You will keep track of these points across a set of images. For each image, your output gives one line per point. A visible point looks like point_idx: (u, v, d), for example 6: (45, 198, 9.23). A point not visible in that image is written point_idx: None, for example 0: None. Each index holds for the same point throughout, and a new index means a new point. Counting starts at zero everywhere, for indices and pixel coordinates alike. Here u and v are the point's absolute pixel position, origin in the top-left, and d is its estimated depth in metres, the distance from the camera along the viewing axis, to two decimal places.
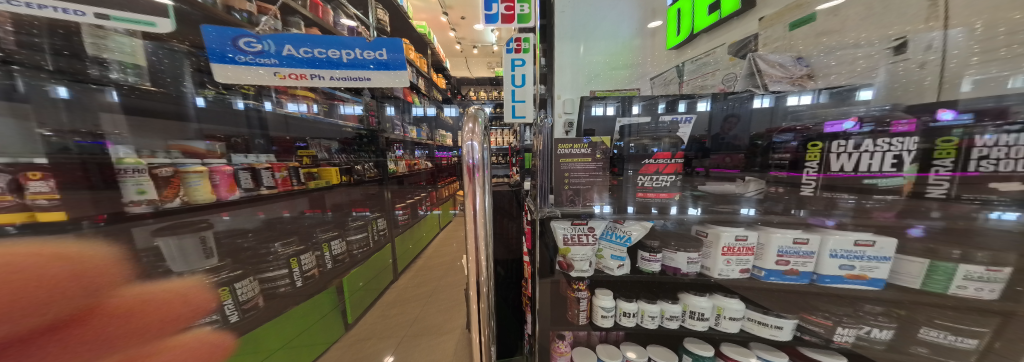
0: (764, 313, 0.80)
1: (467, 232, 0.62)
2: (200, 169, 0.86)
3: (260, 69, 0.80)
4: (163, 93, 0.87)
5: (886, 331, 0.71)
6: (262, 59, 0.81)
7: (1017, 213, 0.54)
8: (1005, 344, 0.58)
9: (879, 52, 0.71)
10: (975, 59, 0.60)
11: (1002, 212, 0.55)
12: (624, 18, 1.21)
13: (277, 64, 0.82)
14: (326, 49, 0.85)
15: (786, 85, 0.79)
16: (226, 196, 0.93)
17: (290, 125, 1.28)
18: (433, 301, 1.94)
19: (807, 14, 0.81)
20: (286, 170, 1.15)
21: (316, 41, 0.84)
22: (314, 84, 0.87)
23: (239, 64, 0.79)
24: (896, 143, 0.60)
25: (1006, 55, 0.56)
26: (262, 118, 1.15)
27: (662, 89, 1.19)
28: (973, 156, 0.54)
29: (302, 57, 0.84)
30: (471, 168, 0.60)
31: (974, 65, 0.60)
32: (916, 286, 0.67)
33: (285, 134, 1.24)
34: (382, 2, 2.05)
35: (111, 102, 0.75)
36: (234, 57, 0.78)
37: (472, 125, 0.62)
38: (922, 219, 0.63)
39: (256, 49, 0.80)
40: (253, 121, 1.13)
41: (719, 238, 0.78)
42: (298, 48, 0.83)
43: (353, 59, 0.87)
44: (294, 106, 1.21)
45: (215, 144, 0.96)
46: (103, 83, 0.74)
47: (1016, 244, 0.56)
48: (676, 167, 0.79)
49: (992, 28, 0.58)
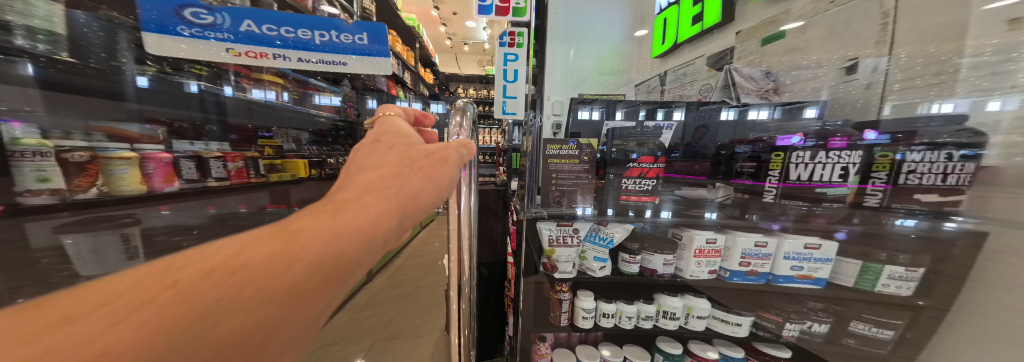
0: (727, 311, 0.86)
1: (450, 231, 0.59)
2: (128, 156, 0.73)
3: (208, 43, 0.77)
4: (94, 67, 0.74)
5: (824, 324, 0.79)
6: (212, 32, 0.77)
7: (916, 220, 0.63)
8: (915, 333, 0.69)
9: (834, 71, 0.79)
10: (898, 86, 0.68)
11: (905, 219, 0.64)
12: (613, 25, 1.39)
13: (229, 39, 0.79)
14: (296, 29, 0.84)
15: (757, 97, 0.88)
16: (163, 187, 0.79)
17: (254, 112, 1.09)
18: (411, 302, 1.86)
19: (778, 31, 0.92)
20: (242, 160, 0.99)
21: (280, 18, 0.82)
22: (274, 63, 0.85)
23: (180, 35, 0.75)
24: (844, 156, 0.66)
25: (921, 84, 0.65)
26: (221, 104, 0.99)
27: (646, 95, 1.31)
28: (903, 170, 0.62)
29: (265, 33, 0.82)
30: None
31: (896, 91, 0.68)
32: (849, 284, 0.74)
33: (246, 122, 1.06)
34: None
35: (27, 76, 0.64)
36: (177, 28, 0.74)
37: (459, 118, 0.59)
38: (846, 224, 0.71)
39: (205, 21, 0.76)
40: (209, 105, 0.96)
41: (692, 241, 0.82)
42: (261, 25, 0.81)
43: (328, 42, 0.88)
44: (259, 93, 1.07)
45: (156, 128, 0.84)
46: (16, 53, 0.62)
47: (923, 248, 0.65)
48: (658, 171, 0.82)
49: (913, 59, 0.66)
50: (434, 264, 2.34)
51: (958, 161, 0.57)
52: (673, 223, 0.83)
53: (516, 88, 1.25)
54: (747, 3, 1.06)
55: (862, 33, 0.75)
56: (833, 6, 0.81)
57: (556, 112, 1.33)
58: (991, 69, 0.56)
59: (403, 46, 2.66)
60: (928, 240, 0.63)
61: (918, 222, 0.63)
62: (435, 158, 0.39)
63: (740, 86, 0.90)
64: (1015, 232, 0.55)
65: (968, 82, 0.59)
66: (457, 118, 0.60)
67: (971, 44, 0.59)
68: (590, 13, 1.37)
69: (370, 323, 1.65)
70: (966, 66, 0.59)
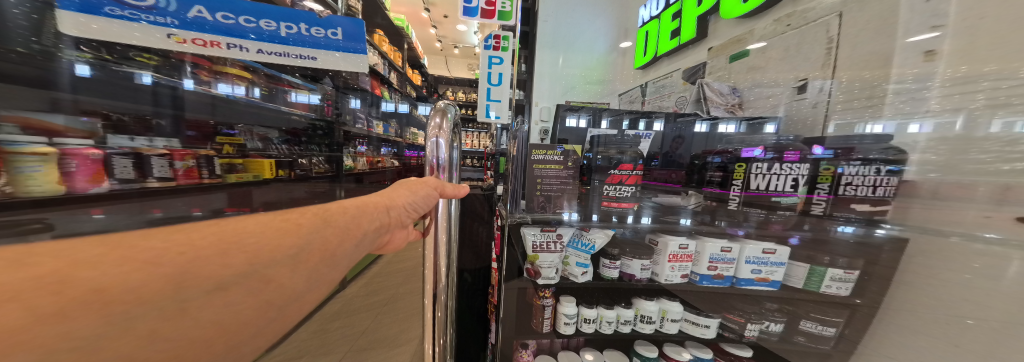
0: (697, 314, 0.89)
1: (439, 234, 0.57)
2: (47, 151, 0.63)
3: (151, 28, 0.74)
4: (20, 51, 0.63)
5: (779, 324, 0.84)
6: (155, 16, 0.75)
7: (854, 227, 0.69)
8: (853, 330, 0.75)
9: (788, 90, 0.88)
10: (840, 106, 0.75)
11: (846, 226, 0.70)
12: (600, 36, 1.48)
13: (175, 25, 0.77)
14: (257, 19, 0.86)
15: (724, 111, 0.98)
16: (84, 188, 0.69)
17: (217, 108, 1.04)
18: (389, 311, 1.77)
19: (743, 50, 1.02)
20: (193, 158, 0.93)
21: (235, 5, 0.82)
22: (227, 52, 0.83)
23: (114, 18, 0.71)
24: (795, 168, 0.72)
25: (858, 105, 0.72)
26: (179, 98, 0.93)
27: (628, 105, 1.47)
28: (842, 182, 0.68)
29: (219, 21, 0.81)
30: (433, 169, 0.58)
31: (839, 111, 0.76)
32: (799, 286, 0.81)
33: (205, 118, 1.00)
34: None
35: None
36: (106, 9, 0.69)
37: (439, 119, 0.58)
38: (798, 231, 0.77)
39: (146, 4, 0.73)
40: (162, 99, 0.89)
41: (667, 247, 0.84)
42: (214, 12, 0.80)
43: (295, 34, 0.90)
44: (225, 87, 1.06)
45: (93, 122, 0.74)
46: None
47: (855, 252, 0.71)
48: (637, 178, 0.84)
49: (852, 82, 0.73)
50: (416, 270, 2.26)
51: (885, 175, 0.64)
52: (652, 229, 0.85)
53: (500, 91, 1.25)
54: (718, 21, 1.14)
55: (810, 56, 0.82)
56: (788, 29, 0.88)
57: (544, 118, 1.39)
58: (911, 95, 0.63)
59: (389, 45, 2.60)
60: (859, 245, 0.70)
61: (855, 229, 0.69)
62: (415, 180, 0.55)
63: (709, 99, 0.97)
64: (929, 238, 0.61)
65: (894, 106, 0.66)
66: (437, 119, 0.58)
67: (896, 72, 0.65)
68: (579, 26, 1.46)
69: (342, 334, 1.54)
70: (892, 91, 0.66)
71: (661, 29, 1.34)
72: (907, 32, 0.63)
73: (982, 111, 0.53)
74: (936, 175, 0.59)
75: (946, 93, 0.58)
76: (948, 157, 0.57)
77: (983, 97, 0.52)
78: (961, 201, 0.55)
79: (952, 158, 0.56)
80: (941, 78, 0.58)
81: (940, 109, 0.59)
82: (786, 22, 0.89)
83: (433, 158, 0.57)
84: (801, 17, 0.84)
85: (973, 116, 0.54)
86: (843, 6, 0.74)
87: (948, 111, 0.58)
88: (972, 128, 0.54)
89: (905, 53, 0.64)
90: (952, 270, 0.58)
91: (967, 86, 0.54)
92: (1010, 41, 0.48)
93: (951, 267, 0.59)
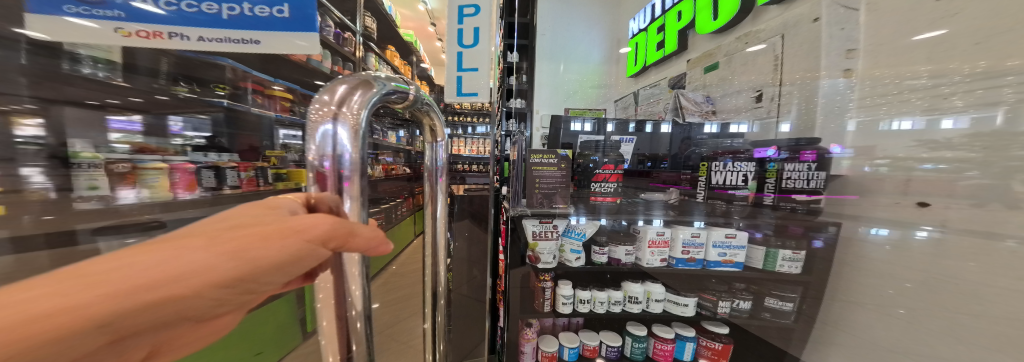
0: (677, 294, 1.00)
1: (320, 292, 0.27)
2: (160, 166, 0.81)
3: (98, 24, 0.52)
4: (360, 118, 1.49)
5: (746, 302, 0.96)
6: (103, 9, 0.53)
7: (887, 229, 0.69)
8: (808, 304, 0.85)
9: (747, 99, 1.02)
10: (855, 105, 0.73)
11: (879, 229, 0.70)
12: (594, 46, 1.67)
13: (125, 18, 0.54)
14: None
15: (698, 117, 1.13)
16: (185, 195, 0.87)
17: None
18: (403, 307, 1.91)
19: (713, 62, 1.18)
20: (253, 170, 1.06)
21: None
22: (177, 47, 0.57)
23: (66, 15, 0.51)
24: (744, 165, 0.87)
25: (872, 103, 0.70)
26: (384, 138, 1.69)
27: (623, 111, 1.63)
28: (783, 176, 0.82)
29: (167, 14, 0.54)
30: (336, 192, 0.25)
31: (856, 109, 0.73)
32: (761, 266, 0.91)
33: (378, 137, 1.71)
34: (372, 9, 2.10)
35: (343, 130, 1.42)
36: (64, 7, 0.51)
37: (349, 92, 0.25)
38: (822, 232, 0.80)
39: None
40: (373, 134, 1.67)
41: (646, 233, 0.97)
42: None
43: (240, 16, 0.57)
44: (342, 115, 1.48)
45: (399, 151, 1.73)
46: None
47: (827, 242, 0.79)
48: (618, 176, 1.01)
49: (865, 81, 0.72)
50: None
51: (815, 171, 0.78)
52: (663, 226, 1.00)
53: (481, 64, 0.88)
54: (696, 35, 1.28)
55: (760, 71, 0.98)
56: (748, 45, 1.03)
57: (543, 125, 1.70)
58: (835, 107, 0.77)
59: (399, 60, 2.78)
60: (892, 250, 0.68)
61: (889, 231, 0.68)
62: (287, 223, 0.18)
63: (686, 108, 1.15)
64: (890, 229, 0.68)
65: (824, 115, 0.79)
66: (350, 95, 0.25)
67: (822, 74, 0.80)
68: (573, 38, 1.67)
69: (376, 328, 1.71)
70: (907, 88, 0.65)
71: (648, 40, 1.49)
72: (832, 52, 0.78)
73: (1017, 104, 0.51)
74: (976, 172, 0.56)
75: (970, 88, 0.56)
76: (988, 154, 0.54)
77: (1010, 92, 0.51)
78: (895, 192, 0.66)
79: (992, 155, 0.54)
80: (959, 74, 0.58)
81: (966, 105, 0.57)
82: (744, 40, 1.04)
83: (336, 169, 0.24)
84: (756, 37, 1.00)
85: (1015, 109, 0.51)
86: (784, 30, 0.91)
87: (979, 106, 0.55)
88: (1013, 122, 0.51)
89: (828, 69, 0.79)
90: (938, 258, 0.61)
91: (989, 81, 0.54)
92: (909, 54, 0.64)
93: (897, 248, 0.67)
